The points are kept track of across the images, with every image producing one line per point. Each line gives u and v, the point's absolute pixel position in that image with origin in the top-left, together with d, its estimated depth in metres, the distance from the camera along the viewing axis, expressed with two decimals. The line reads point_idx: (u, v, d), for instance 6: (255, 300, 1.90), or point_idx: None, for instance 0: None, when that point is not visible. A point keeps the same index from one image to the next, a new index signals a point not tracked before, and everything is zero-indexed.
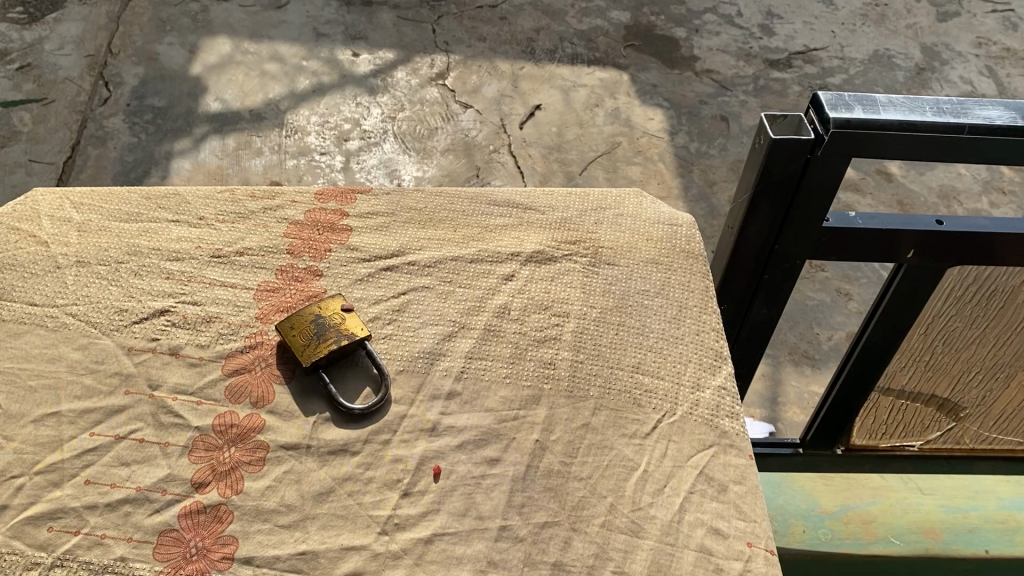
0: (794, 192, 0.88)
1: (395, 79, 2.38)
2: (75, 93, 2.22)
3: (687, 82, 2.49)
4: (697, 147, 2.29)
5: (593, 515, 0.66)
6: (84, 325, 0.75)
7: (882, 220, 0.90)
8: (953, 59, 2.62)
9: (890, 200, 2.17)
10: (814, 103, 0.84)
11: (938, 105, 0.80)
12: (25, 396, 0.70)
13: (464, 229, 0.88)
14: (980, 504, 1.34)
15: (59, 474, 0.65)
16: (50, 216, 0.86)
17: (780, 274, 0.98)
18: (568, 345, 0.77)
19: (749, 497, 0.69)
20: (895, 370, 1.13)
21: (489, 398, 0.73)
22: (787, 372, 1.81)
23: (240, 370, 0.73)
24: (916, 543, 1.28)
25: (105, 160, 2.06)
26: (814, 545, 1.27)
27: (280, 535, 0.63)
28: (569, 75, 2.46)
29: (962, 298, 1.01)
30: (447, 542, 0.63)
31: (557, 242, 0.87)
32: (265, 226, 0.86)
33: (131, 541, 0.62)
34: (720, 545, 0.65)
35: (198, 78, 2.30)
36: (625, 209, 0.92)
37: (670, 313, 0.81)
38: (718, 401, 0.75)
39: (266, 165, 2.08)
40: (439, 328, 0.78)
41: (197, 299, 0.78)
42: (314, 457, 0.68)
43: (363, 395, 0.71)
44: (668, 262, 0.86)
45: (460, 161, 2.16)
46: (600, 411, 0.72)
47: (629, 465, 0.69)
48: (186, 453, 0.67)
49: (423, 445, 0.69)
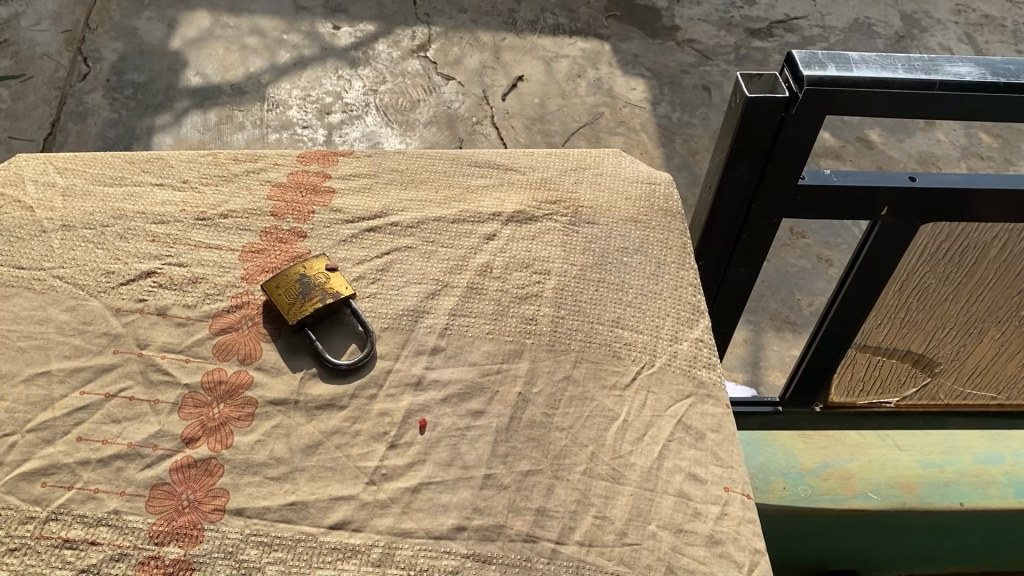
0: (768, 152, 0.90)
1: (376, 51, 2.37)
2: (53, 69, 2.20)
3: (668, 52, 2.50)
4: (679, 116, 2.30)
5: (574, 462, 0.68)
6: (72, 288, 0.76)
7: (858, 178, 0.92)
8: (932, 27, 2.64)
9: (870, 165, 2.20)
10: (788, 63, 0.85)
11: (909, 62, 0.82)
12: (15, 357, 0.71)
13: (445, 190, 0.89)
14: (956, 458, 1.34)
15: (51, 432, 0.67)
16: (35, 181, 0.86)
17: (758, 233, 1.00)
18: (549, 301, 0.79)
19: (726, 444, 0.71)
20: (872, 327, 1.16)
21: (472, 352, 0.74)
22: (769, 337, 1.84)
23: (227, 329, 0.74)
24: (893, 497, 1.27)
25: (86, 136, 2.05)
26: (794, 501, 1.25)
27: (270, 487, 0.65)
28: (551, 46, 2.46)
29: (935, 255, 1.03)
30: (433, 491, 0.65)
31: (537, 202, 0.88)
32: (249, 189, 0.87)
33: (124, 495, 0.64)
34: (698, 490, 0.68)
35: (177, 52, 2.29)
36: (604, 168, 0.93)
37: (649, 270, 0.83)
38: (696, 352, 0.77)
39: (248, 139, 2.07)
40: (423, 286, 0.79)
41: (184, 260, 0.79)
42: (302, 411, 0.69)
43: (350, 351, 0.73)
44: (647, 220, 0.87)
45: (443, 134, 2.16)
46: (581, 363, 0.74)
47: (609, 415, 0.71)
48: (176, 409, 0.69)
49: (409, 399, 0.71)
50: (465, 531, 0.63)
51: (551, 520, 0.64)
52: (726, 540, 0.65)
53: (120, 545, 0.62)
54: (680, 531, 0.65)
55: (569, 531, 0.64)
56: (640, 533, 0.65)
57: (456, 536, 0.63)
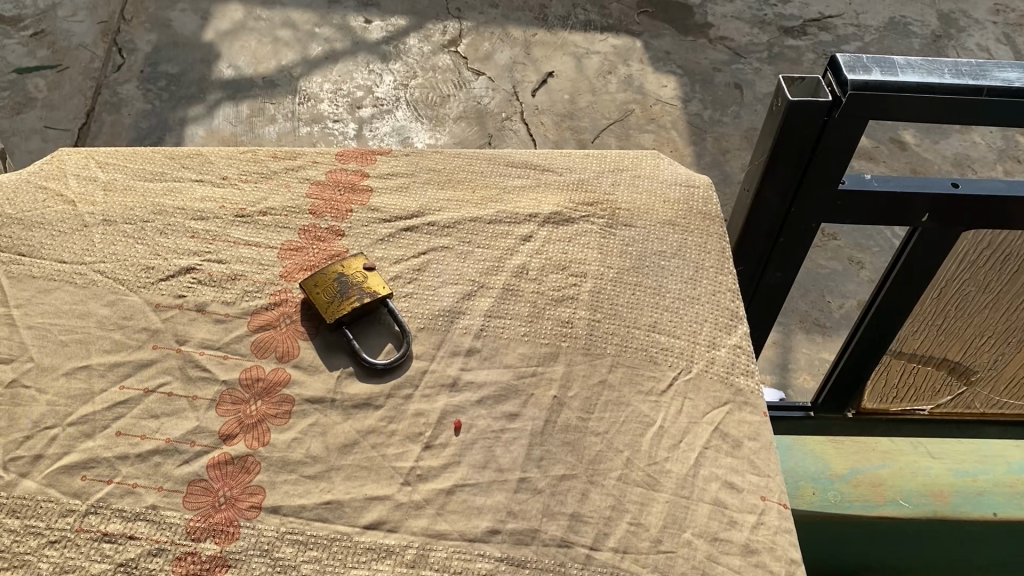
0: (809, 155, 0.88)
1: (407, 45, 2.37)
2: (89, 60, 2.22)
3: (700, 49, 2.48)
4: (710, 114, 2.28)
5: (609, 468, 0.67)
6: (112, 282, 0.77)
7: (897, 183, 0.91)
8: (970, 26, 2.60)
9: (904, 168, 2.17)
10: (832, 66, 0.84)
11: (956, 67, 0.80)
12: (56, 350, 0.72)
13: (482, 191, 0.89)
14: (989, 468, 1.32)
15: (91, 426, 0.67)
16: (77, 175, 0.87)
17: (796, 238, 0.99)
18: (585, 305, 0.78)
19: (764, 453, 0.70)
20: (908, 334, 1.14)
21: (507, 355, 0.74)
22: (798, 340, 1.82)
23: (265, 327, 0.74)
24: (924, 505, 1.26)
25: (120, 127, 2.07)
26: (824, 507, 1.25)
27: (306, 485, 0.65)
28: (582, 41, 2.45)
29: (976, 262, 1.02)
30: (467, 493, 0.65)
31: (574, 203, 0.87)
32: (287, 186, 0.88)
33: (161, 490, 0.64)
34: (735, 498, 0.67)
35: (210, 44, 2.30)
36: (642, 170, 0.92)
37: (687, 274, 0.82)
38: (734, 358, 0.76)
39: (279, 132, 2.08)
40: (459, 287, 0.79)
41: (223, 257, 0.80)
42: (338, 410, 0.69)
43: (386, 351, 0.73)
44: (685, 224, 0.87)
45: (472, 129, 2.16)
46: (617, 368, 0.74)
47: (645, 421, 0.71)
48: (214, 406, 0.69)
49: (444, 400, 0.71)
50: (499, 535, 0.63)
51: (585, 526, 0.64)
52: (762, 549, 0.65)
53: (158, 540, 0.62)
54: (715, 540, 0.65)
55: (604, 536, 0.64)
56: (675, 540, 0.64)
57: (490, 539, 0.63)
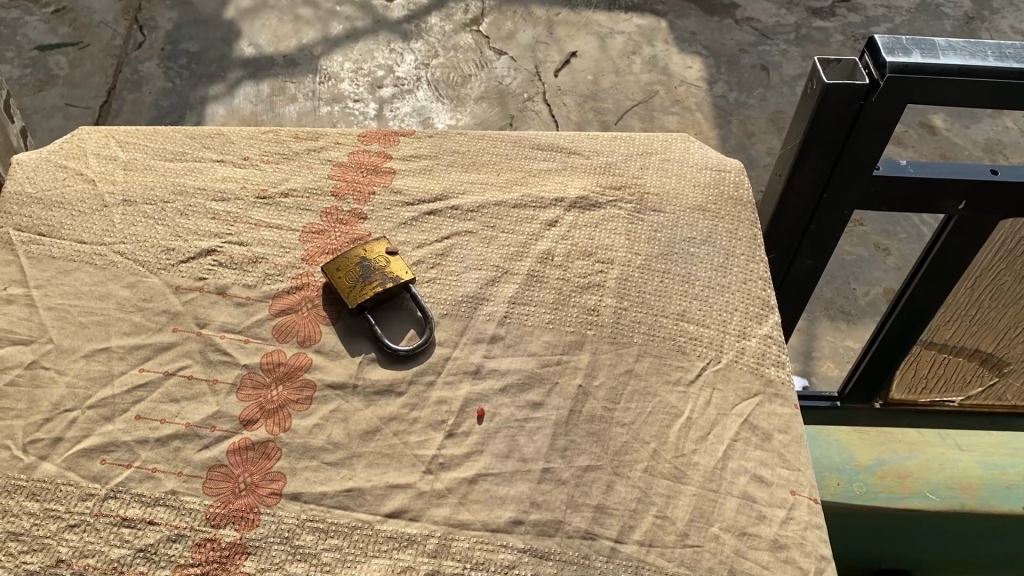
0: (844, 139, 0.86)
1: (429, 24, 2.35)
2: (110, 37, 2.21)
3: (726, 30, 2.43)
4: (736, 97, 2.24)
5: (635, 460, 0.66)
6: (133, 264, 0.76)
7: (934, 170, 0.88)
8: (1004, 8, 2.54)
9: (933, 153, 2.12)
10: (870, 48, 0.81)
11: (1000, 50, 0.77)
12: (76, 332, 0.71)
13: (507, 174, 0.87)
14: (1018, 461, 1.30)
15: (110, 409, 0.66)
16: (97, 154, 0.86)
17: (828, 224, 0.97)
18: (611, 292, 0.76)
19: (794, 446, 0.69)
20: (940, 324, 1.12)
21: (532, 342, 0.73)
22: (822, 327, 1.80)
23: (287, 310, 0.73)
24: (951, 498, 1.24)
25: (140, 105, 2.06)
26: (847, 498, 1.23)
27: (327, 472, 0.64)
28: (606, 21, 2.41)
29: (1014, 252, 0.99)
30: (490, 482, 0.64)
31: (601, 187, 0.85)
32: (309, 167, 0.86)
33: (181, 475, 0.63)
34: (764, 492, 0.66)
35: (230, 22, 2.28)
36: (672, 154, 0.90)
37: (716, 262, 0.80)
38: (764, 349, 0.74)
39: (300, 111, 2.07)
40: (482, 273, 0.77)
41: (244, 239, 0.78)
42: (359, 396, 0.68)
43: (408, 337, 0.72)
44: (716, 209, 0.85)
45: (494, 110, 2.13)
46: (644, 357, 0.72)
47: (672, 412, 0.69)
48: (234, 390, 0.68)
49: (467, 388, 0.69)
50: (522, 526, 0.62)
51: (610, 518, 0.63)
52: (791, 545, 0.63)
53: (177, 525, 0.61)
54: (743, 535, 0.63)
55: (629, 530, 0.62)
56: (702, 534, 0.63)
57: (513, 530, 0.62)
